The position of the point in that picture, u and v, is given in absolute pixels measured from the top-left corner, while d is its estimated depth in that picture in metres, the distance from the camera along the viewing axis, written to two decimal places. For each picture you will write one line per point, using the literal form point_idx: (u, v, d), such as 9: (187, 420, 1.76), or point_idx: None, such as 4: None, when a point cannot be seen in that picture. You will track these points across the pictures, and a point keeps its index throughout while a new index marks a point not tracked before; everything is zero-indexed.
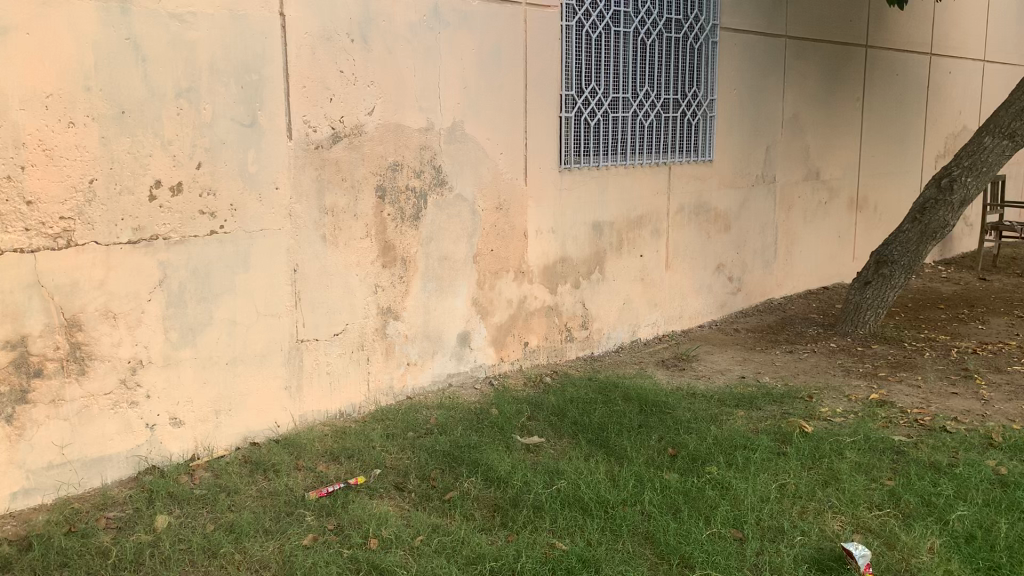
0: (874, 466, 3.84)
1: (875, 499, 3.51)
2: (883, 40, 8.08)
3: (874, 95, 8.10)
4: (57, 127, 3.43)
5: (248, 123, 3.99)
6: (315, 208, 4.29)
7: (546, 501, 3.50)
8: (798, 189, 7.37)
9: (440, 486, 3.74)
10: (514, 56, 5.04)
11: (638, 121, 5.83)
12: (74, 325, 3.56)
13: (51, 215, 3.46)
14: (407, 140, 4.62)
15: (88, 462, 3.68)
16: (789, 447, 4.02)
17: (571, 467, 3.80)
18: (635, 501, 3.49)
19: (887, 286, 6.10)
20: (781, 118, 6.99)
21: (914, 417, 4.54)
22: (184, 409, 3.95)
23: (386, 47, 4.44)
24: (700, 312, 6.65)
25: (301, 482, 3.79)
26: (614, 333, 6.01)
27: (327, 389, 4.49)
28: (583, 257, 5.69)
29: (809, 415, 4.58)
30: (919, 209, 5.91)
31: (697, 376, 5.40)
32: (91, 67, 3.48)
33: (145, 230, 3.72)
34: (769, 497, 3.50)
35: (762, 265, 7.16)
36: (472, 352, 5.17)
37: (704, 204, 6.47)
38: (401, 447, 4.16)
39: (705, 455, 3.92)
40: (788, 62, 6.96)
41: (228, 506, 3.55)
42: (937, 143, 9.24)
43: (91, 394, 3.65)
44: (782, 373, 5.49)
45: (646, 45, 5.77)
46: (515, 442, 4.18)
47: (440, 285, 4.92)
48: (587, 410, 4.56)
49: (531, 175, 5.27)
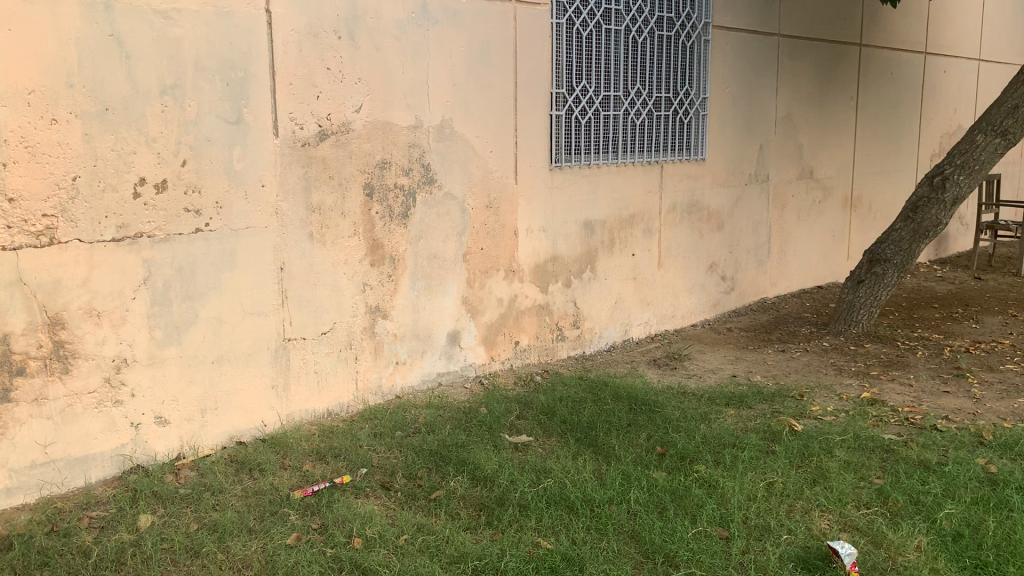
0: (863, 465, 3.81)
1: (863, 498, 3.49)
2: (877, 39, 8.06)
3: (868, 93, 8.08)
4: (40, 124, 3.41)
5: (234, 120, 3.97)
6: (302, 206, 4.27)
7: (532, 500, 3.48)
8: (791, 188, 7.35)
9: (426, 485, 3.72)
10: (503, 54, 5.02)
11: (630, 120, 5.81)
12: (57, 323, 3.54)
13: (33, 213, 3.44)
14: (396, 137, 4.59)
15: (72, 461, 3.66)
16: (778, 446, 3.99)
17: (558, 466, 3.78)
18: (622, 500, 3.47)
19: (880, 285, 6.08)
20: (774, 116, 6.98)
21: (905, 416, 4.51)
22: (170, 408, 3.93)
23: (373, 44, 4.42)
24: (693, 311, 6.63)
25: (286, 481, 3.77)
26: (606, 332, 5.99)
27: (314, 388, 4.47)
28: (575, 255, 5.67)
29: (800, 414, 4.56)
30: (912, 207, 5.89)
31: (689, 375, 5.38)
32: (74, 64, 3.46)
33: (129, 228, 3.70)
34: (757, 496, 3.48)
35: (755, 264, 7.14)
36: (462, 351, 5.15)
37: (697, 203, 6.45)
38: (388, 446, 4.13)
39: (693, 454, 3.89)
40: (782, 60, 6.94)
41: (212, 506, 3.52)
42: (933, 143, 9.23)
43: (75, 393, 3.63)
44: (774, 372, 5.48)
45: (638, 43, 5.75)
46: (503, 440, 4.15)
47: (429, 284, 4.89)
48: (576, 408, 4.54)
49: (521, 174, 5.25)
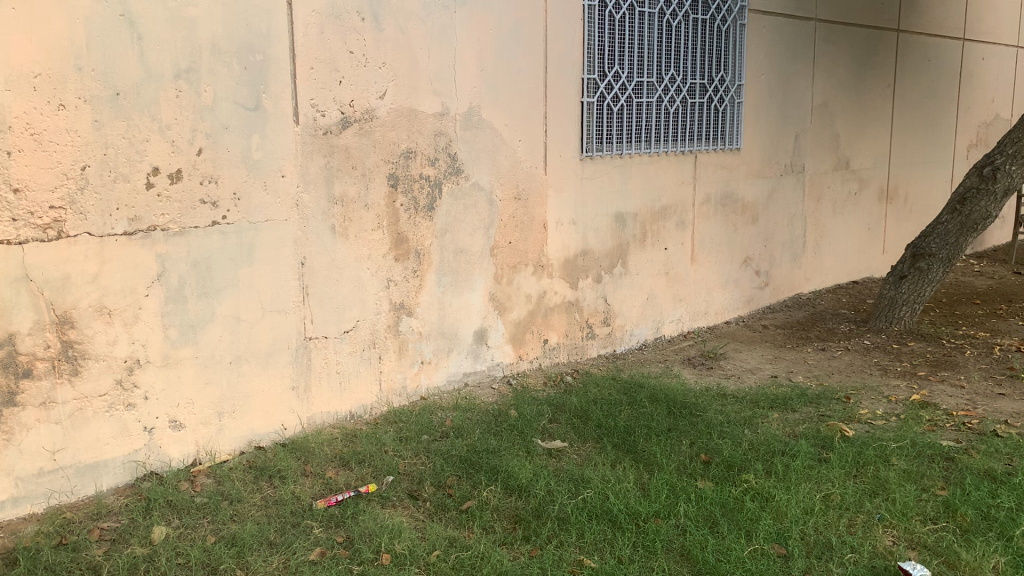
0: (925, 475, 3.56)
1: (929, 512, 3.25)
2: (915, 24, 7.76)
3: (905, 81, 7.78)
4: (46, 110, 3.19)
5: (252, 107, 3.74)
6: (324, 197, 4.04)
7: (572, 513, 3.25)
8: (827, 179, 7.07)
9: (457, 495, 3.48)
10: (533, 38, 4.77)
11: (663, 108, 5.55)
12: (66, 322, 3.33)
13: (40, 204, 3.23)
14: (421, 125, 4.36)
15: (82, 468, 3.45)
16: (832, 454, 3.74)
17: (598, 475, 3.54)
18: (669, 514, 3.23)
19: (924, 281, 5.79)
20: (810, 105, 6.70)
21: (961, 420, 4.25)
22: (185, 411, 3.71)
23: (398, 27, 4.18)
24: (726, 308, 6.37)
25: (308, 489, 3.55)
26: (638, 330, 5.74)
27: (336, 390, 4.25)
28: (606, 249, 5.42)
29: (849, 418, 4.31)
30: (959, 199, 5.60)
31: (727, 376, 5.13)
32: (83, 46, 3.24)
33: (142, 220, 3.48)
34: (814, 510, 3.24)
35: (790, 259, 6.87)
36: (489, 350, 4.92)
37: (731, 194, 6.18)
38: (414, 451, 3.90)
39: (741, 463, 3.65)
40: (819, 46, 6.66)
41: (231, 516, 3.32)
42: (970, 133, 8.90)
43: (85, 396, 3.42)
44: (816, 372, 5.22)
45: (672, 27, 5.48)
46: (536, 446, 3.92)
47: (455, 280, 4.66)
48: (612, 412, 4.29)
49: (551, 164, 5.00)
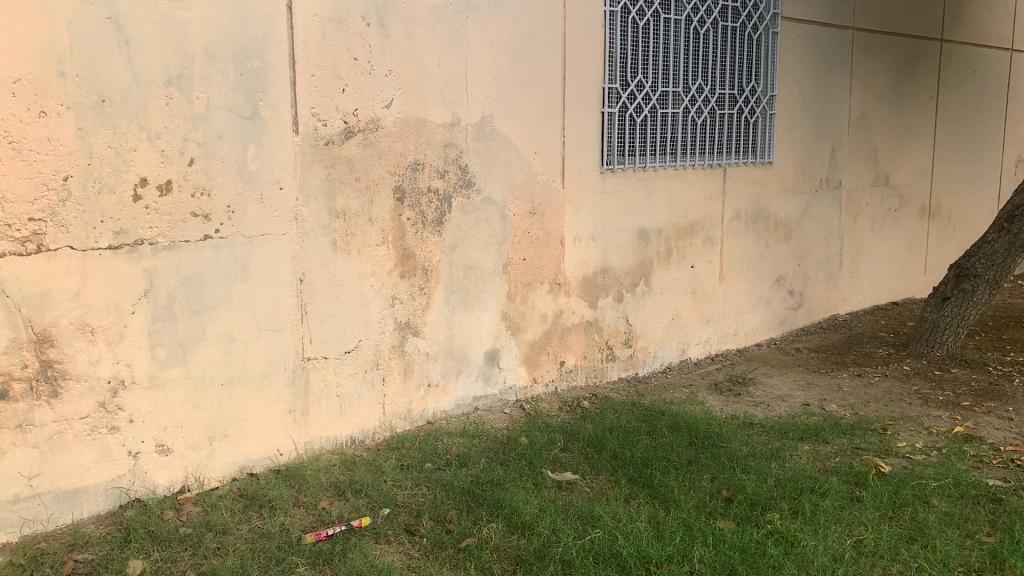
0: (968, 519, 3.25)
1: (973, 563, 2.94)
2: (960, 34, 7.41)
3: (948, 93, 7.42)
4: (25, 117, 3.03)
5: (248, 115, 3.56)
6: (325, 211, 3.84)
7: (577, 556, 2.99)
8: (865, 195, 6.74)
9: (455, 532, 3.24)
10: (551, 45, 4.56)
11: (690, 119, 5.29)
12: (45, 340, 3.16)
13: (18, 216, 3.06)
14: (430, 136, 4.15)
15: (61, 495, 3.27)
16: (865, 492, 3.44)
17: (608, 513, 3.28)
18: (684, 559, 2.96)
19: (969, 303, 5.43)
20: (847, 118, 6.39)
21: (1010, 457, 3.91)
22: (173, 435, 3.52)
23: (407, 34, 3.99)
24: (757, 329, 6.06)
25: (298, 521, 3.33)
26: (662, 352, 5.47)
27: (336, 414, 4.03)
28: (627, 267, 5.16)
29: (885, 451, 3.99)
30: (1008, 216, 5.23)
31: (755, 404, 4.83)
32: (66, 50, 3.08)
33: (128, 234, 3.30)
34: (844, 557, 2.95)
35: (825, 278, 6.54)
36: (501, 372, 4.67)
37: (763, 210, 5.88)
38: (415, 481, 3.66)
39: (766, 500, 3.37)
40: (856, 56, 6.36)
41: (213, 549, 3.11)
42: (1018, 149, 8.50)
43: (65, 419, 3.24)
44: (851, 400, 4.89)
45: (700, 35, 5.23)
46: (545, 477, 3.67)
47: (465, 298, 4.43)
48: (629, 440, 4.02)
49: (569, 177, 4.76)
